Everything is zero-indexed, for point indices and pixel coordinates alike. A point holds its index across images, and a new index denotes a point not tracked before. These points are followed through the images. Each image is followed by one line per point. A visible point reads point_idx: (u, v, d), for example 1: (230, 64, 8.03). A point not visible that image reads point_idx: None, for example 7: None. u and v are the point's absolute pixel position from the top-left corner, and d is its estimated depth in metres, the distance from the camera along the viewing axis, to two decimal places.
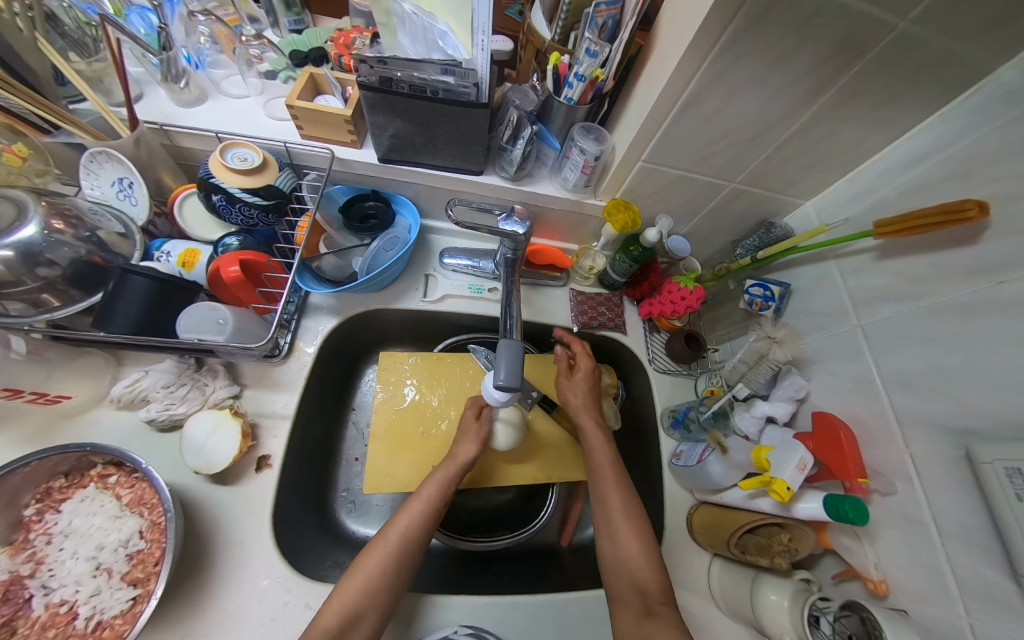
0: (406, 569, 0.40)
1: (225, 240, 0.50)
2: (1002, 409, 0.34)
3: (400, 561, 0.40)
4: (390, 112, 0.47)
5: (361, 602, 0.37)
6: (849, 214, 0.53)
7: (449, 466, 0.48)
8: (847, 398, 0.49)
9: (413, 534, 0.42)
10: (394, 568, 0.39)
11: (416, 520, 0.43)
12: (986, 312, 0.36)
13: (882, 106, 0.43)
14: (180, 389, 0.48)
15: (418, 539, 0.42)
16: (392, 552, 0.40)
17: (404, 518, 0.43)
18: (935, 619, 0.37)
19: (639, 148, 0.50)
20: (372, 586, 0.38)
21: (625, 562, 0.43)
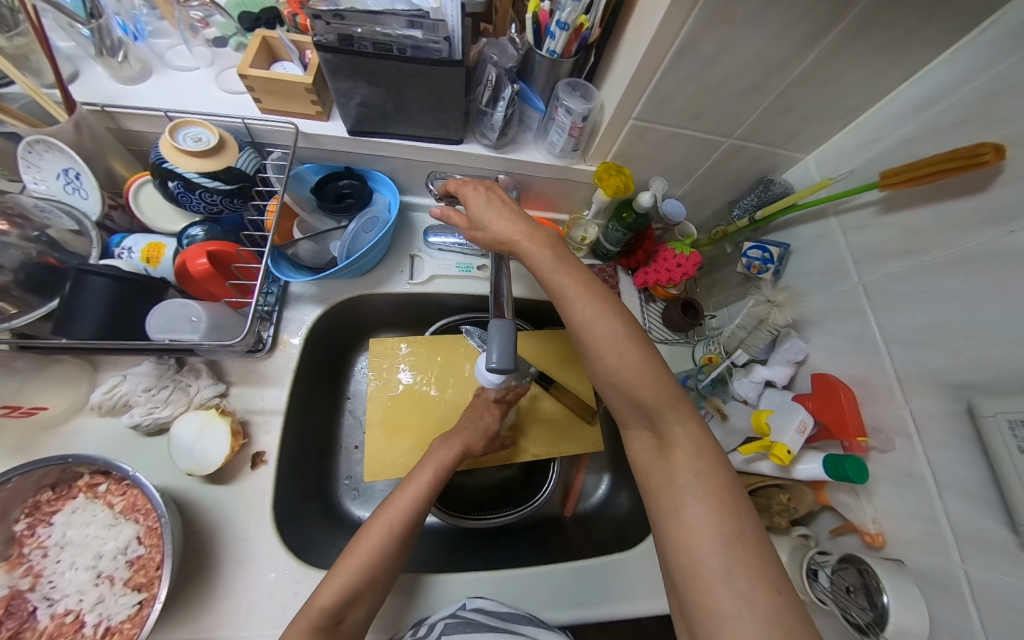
0: (403, 552, 0.40)
1: (188, 231, 0.46)
2: (1005, 363, 0.33)
3: (397, 545, 0.39)
4: (354, 77, 0.42)
5: (359, 583, 0.36)
6: (852, 167, 0.50)
7: (452, 445, 0.47)
8: (846, 358, 0.48)
9: (412, 516, 0.41)
10: (390, 551, 0.38)
11: (416, 501, 0.42)
12: (993, 264, 0.34)
13: (891, 44, 0.39)
14: (161, 391, 0.46)
15: (418, 518, 0.41)
16: (387, 537, 0.39)
17: (404, 497, 0.41)
18: (929, 566, 0.38)
19: (630, 104, 0.46)
20: (370, 568, 0.37)
21: (615, 382, 0.34)
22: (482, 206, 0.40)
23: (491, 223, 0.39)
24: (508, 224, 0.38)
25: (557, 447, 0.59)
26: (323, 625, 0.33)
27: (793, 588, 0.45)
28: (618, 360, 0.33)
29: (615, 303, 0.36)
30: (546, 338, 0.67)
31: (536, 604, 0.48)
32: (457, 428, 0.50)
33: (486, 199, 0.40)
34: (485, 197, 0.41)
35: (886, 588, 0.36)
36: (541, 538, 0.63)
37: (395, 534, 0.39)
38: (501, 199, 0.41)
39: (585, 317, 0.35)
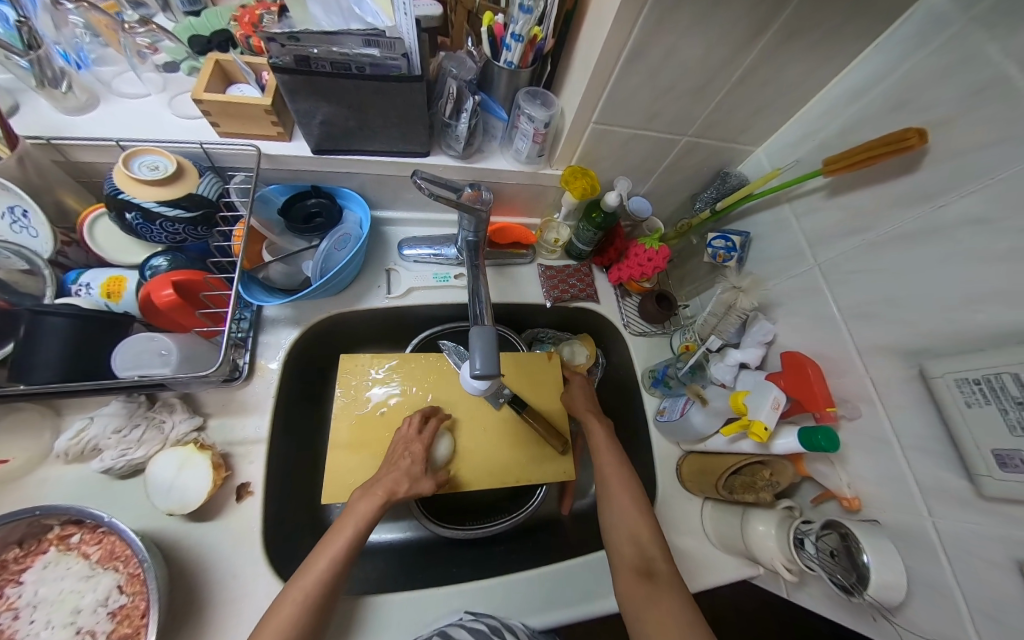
0: (320, 625, 0.36)
1: (151, 261, 0.45)
2: (945, 326, 0.36)
3: (318, 613, 0.36)
4: (314, 96, 0.42)
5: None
6: (799, 155, 0.54)
7: (375, 493, 0.45)
8: (810, 335, 0.51)
9: (329, 585, 0.37)
10: (306, 625, 0.35)
11: (332, 565, 0.38)
12: (927, 236, 0.38)
13: (820, 43, 0.43)
14: (133, 432, 0.44)
15: (339, 580, 0.39)
16: (304, 610, 0.35)
17: (319, 566, 0.38)
18: (902, 522, 0.41)
19: (590, 109, 0.48)
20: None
21: (624, 528, 0.45)
22: (575, 382, 0.63)
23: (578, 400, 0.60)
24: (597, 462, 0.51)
25: (534, 462, 0.60)
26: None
27: (783, 558, 0.47)
28: (630, 514, 0.46)
29: (648, 506, 0.47)
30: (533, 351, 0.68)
31: (544, 605, 0.50)
32: (382, 475, 0.48)
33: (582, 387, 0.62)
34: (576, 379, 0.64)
35: (866, 549, 0.39)
36: (541, 539, 0.63)
37: (312, 608, 0.36)
38: (586, 385, 0.62)
39: (619, 497, 0.47)
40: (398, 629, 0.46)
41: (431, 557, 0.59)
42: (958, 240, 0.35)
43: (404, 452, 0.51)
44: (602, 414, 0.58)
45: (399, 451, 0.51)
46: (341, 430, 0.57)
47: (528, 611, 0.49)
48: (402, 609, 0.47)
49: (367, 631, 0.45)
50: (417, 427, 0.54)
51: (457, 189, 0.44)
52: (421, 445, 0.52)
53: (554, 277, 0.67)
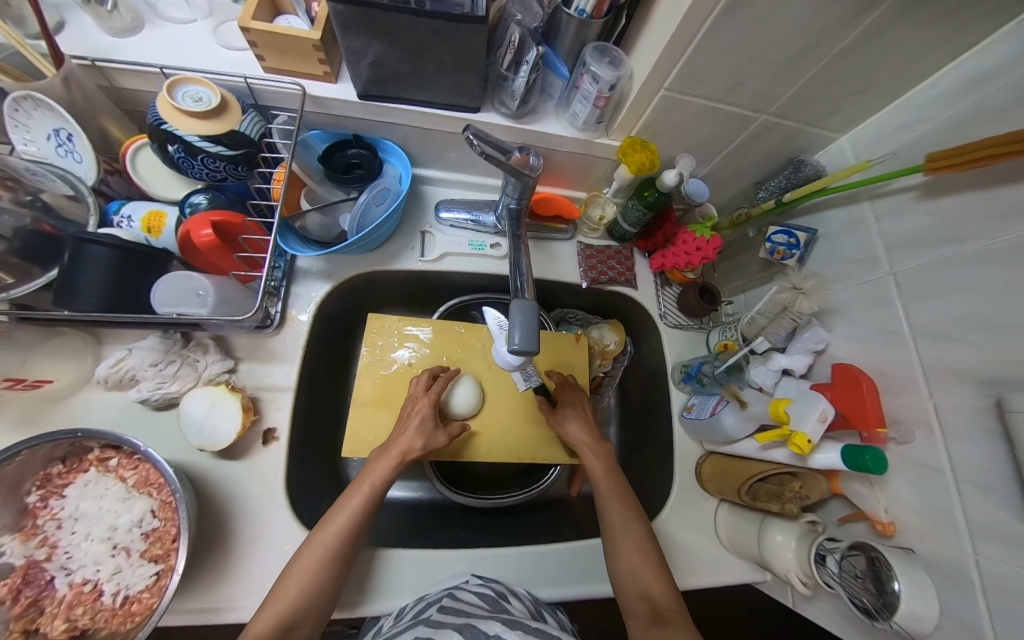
0: (344, 572, 0.40)
1: (191, 198, 0.44)
2: None
3: (341, 559, 0.39)
4: (368, 32, 0.38)
5: (296, 611, 0.36)
6: (893, 148, 0.48)
7: (389, 455, 0.46)
8: (869, 348, 0.48)
9: (347, 539, 0.40)
10: (328, 572, 0.38)
11: (350, 520, 0.41)
12: None
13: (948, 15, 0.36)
14: (169, 367, 0.45)
15: (357, 533, 0.41)
16: (326, 561, 0.38)
17: (338, 520, 0.41)
18: (939, 554, 0.39)
19: (663, 73, 0.43)
20: (303, 595, 0.37)
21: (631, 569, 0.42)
22: (566, 411, 0.55)
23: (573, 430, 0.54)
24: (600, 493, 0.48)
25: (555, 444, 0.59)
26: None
27: (799, 571, 0.46)
28: (639, 569, 0.42)
29: (658, 558, 0.43)
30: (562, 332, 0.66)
31: (549, 579, 0.51)
32: (396, 436, 0.48)
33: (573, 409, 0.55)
34: (569, 404, 0.56)
35: (898, 576, 0.37)
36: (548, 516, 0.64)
37: (332, 558, 0.39)
38: (582, 413, 0.56)
39: (627, 551, 0.43)
40: (408, 584, 0.48)
41: (440, 519, 0.60)
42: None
43: (414, 409, 0.51)
44: (603, 443, 0.53)
45: (411, 412, 0.51)
46: (366, 388, 0.57)
47: (534, 582, 0.50)
48: (411, 566, 0.49)
49: (378, 581, 0.47)
50: (425, 384, 0.53)
51: (507, 152, 0.41)
52: (426, 401, 0.51)
53: (594, 258, 0.64)
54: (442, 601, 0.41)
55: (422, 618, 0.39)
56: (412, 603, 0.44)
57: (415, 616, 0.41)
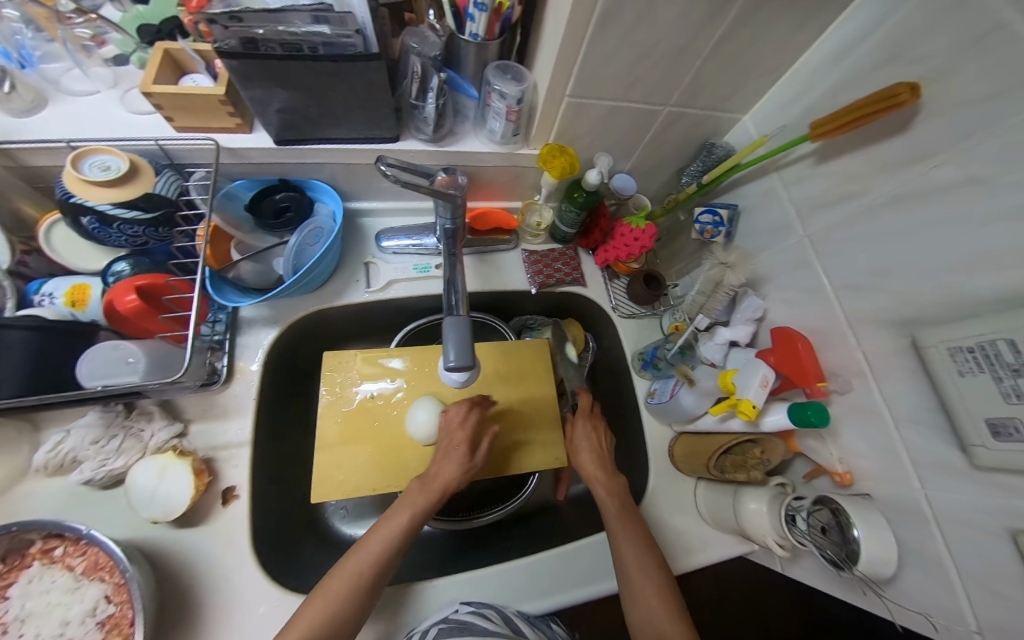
0: (363, 606, 0.38)
1: (113, 267, 0.43)
2: (944, 295, 0.35)
3: (371, 588, 0.38)
4: (268, 81, 0.39)
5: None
6: (783, 121, 0.51)
7: (429, 490, 0.45)
8: (800, 309, 0.50)
9: (375, 570, 0.39)
10: (353, 602, 0.37)
11: (385, 549, 0.40)
12: (927, 198, 0.36)
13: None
14: (111, 442, 0.44)
15: (385, 563, 0.40)
16: (353, 586, 0.37)
17: (374, 543, 0.40)
18: (894, 493, 0.41)
19: (562, 82, 0.46)
20: (326, 627, 0.35)
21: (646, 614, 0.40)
22: (580, 436, 0.56)
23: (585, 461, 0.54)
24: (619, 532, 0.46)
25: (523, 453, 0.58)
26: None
27: (774, 535, 0.47)
28: (655, 615, 0.40)
29: (680, 607, 0.41)
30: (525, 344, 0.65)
31: (539, 590, 0.50)
32: (437, 468, 0.47)
33: (587, 437, 0.55)
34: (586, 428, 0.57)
35: (855, 522, 0.38)
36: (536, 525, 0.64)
37: (358, 588, 0.37)
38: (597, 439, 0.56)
39: (647, 593, 0.41)
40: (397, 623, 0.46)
41: (424, 550, 0.59)
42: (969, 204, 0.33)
43: (450, 442, 0.49)
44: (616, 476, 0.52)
45: (453, 443, 0.48)
46: (330, 427, 0.56)
47: (524, 596, 0.50)
48: (398, 602, 0.47)
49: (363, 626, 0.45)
50: (463, 413, 0.51)
51: (430, 174, 0.44)
52: (463, 436, 0.49)
53: (539, 262, 0.66)
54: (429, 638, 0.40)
55: None
56: None
57: None
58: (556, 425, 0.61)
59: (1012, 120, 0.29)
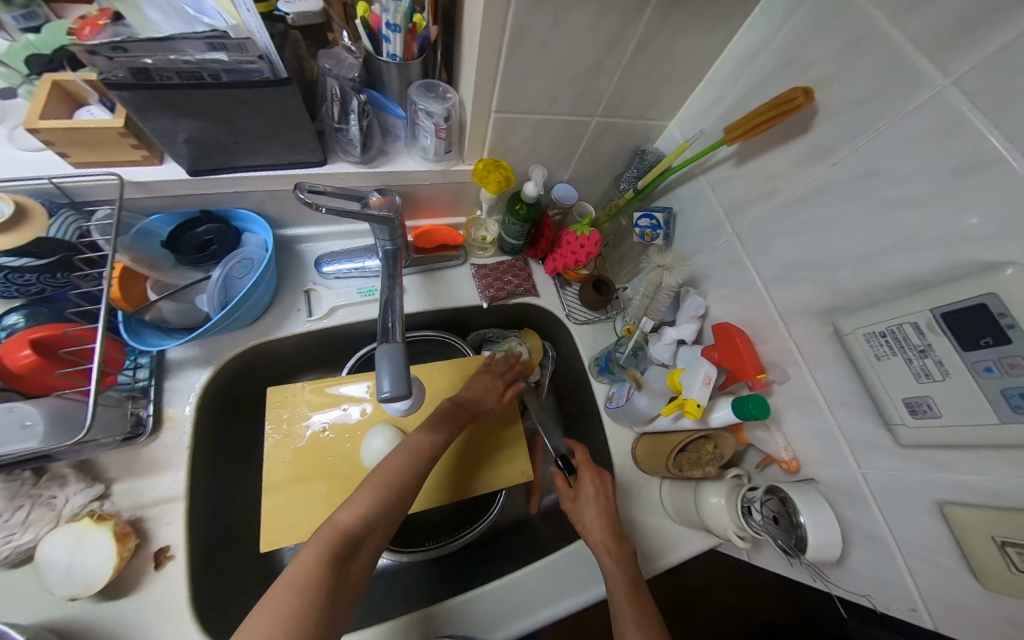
0: (411, 495, 0.42)
1: (4, 319, 0.39)
2: (862, 282, 0.37)
3: (411, 485, 0.42)
4: (170, 111, 0.37)
5: (378, 512, 0.38)
6: (702, 127, 0.53)
7: (463, 408, 0.52)
8: (737, 304, 0.52)
9: (421, 463, 0.44)
10: (405, 485, 0.41)
11: (433, 449, 0.45)
12: (834, 192, 0.38)
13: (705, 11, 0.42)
14: (15, 515, 0.39)
15: (427, 462, 0.45)
16: (401, 477, 0.41)
17: (424, 445, 0.45)
18: (835, 476, 0.42)
19: (486, 99, 0.46)
20: (387, 497, 0.39)
21: None
22: (588, 491, 0.52)
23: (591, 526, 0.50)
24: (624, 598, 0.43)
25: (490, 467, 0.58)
26: (345, 542, 0.34)
27: (735, 528, 0.47)
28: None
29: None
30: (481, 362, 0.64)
31: (509, 613, 0.48)
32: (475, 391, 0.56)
33: (593, 491, 0.52)
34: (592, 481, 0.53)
35: (802, 510, 0.40)
36: (508, 543, 0.62)
37: (410, 472, 0.42)
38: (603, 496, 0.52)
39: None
40: None
41: (391, 587, 0.56)
42: (868, 196, 0.35)
43: (489, 386, 0.57)
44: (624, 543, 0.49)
45: (481, 381, 0.57)
46: (278, 469, 0.53)
47: (495, 623, 0.48)
48: None
49: None
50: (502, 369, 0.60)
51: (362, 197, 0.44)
52: (501, 381, 0.58)
53: (489, 276, 0.65)
54: None
55: None
56: None
57: None
58: (519, 439, 0.61)
59: (910, 104, 0.31)
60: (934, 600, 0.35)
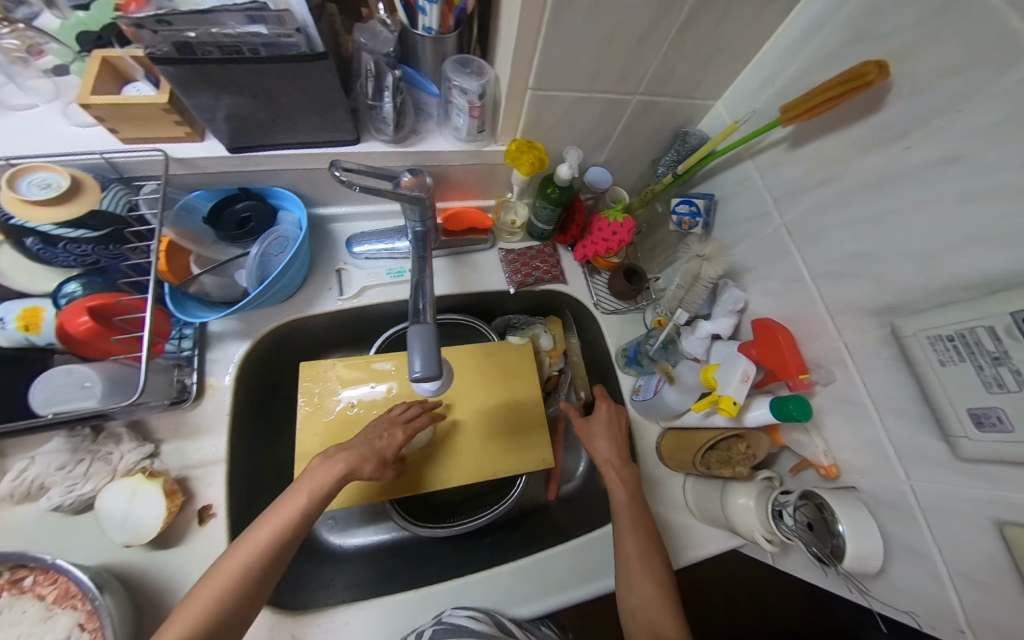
0: (272, 579, 0.37)
1: (63, 288, 0.41)
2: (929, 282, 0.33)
3: (270, 570, 0.36)
4: (211, 86, 0.37)
5: (225, 618, 0.33)
6: (756, 105, 0.49)
7: (343, 459, 0.44)
8: (781, 299, 0.49)
9: (286, 541, 0.38)
10: (264, 575, 0.36)
11: (286, 524, 0.38)
12: (905, 181, 0.34)
13: None
14: (78, 466, 0.43)
15: (300, 532, 0.39)
16: (259, 561, 0.36)
17: (273, 520, 0.38)
18: (879, 485, 0.40)
19: (524, 74, 0.43)
20: (235, 600, 0.34)
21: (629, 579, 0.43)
22: (603, 418, 0.55)
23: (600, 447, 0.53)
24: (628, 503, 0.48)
25: (508, 454, 0.59)
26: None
27: (763, 530, 0.46)
28: (651, 606, 0.40)
29: (671, 595, 0.42)
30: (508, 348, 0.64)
31: (529, 594, 0.50)
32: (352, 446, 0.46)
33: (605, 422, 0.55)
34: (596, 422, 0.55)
35: (840, 518, 0.38)
36: (526, 526, 0.63)
37: (270, 560, 0.36)
38: (610, 433, 0.54)
39: (640, 582, 0.42)
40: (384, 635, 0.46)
41: (421, 556, 0.59)
42: (944, 187, 0.31)
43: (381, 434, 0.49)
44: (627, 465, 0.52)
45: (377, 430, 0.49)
46: (312, 439, 0.55)
47: (512, 602, 0.49)
48: (386, 613, 0.47)
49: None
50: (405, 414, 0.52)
51: (392, 177, 0.42)
52: (404, 434, 0.49)
53: (517, 261, 0.64)
54: None
55: None
56: None
57: None
58: (540, 426, 0.62)
59: (1004, 81, 0.26)
60: (978, 620, 0.33)
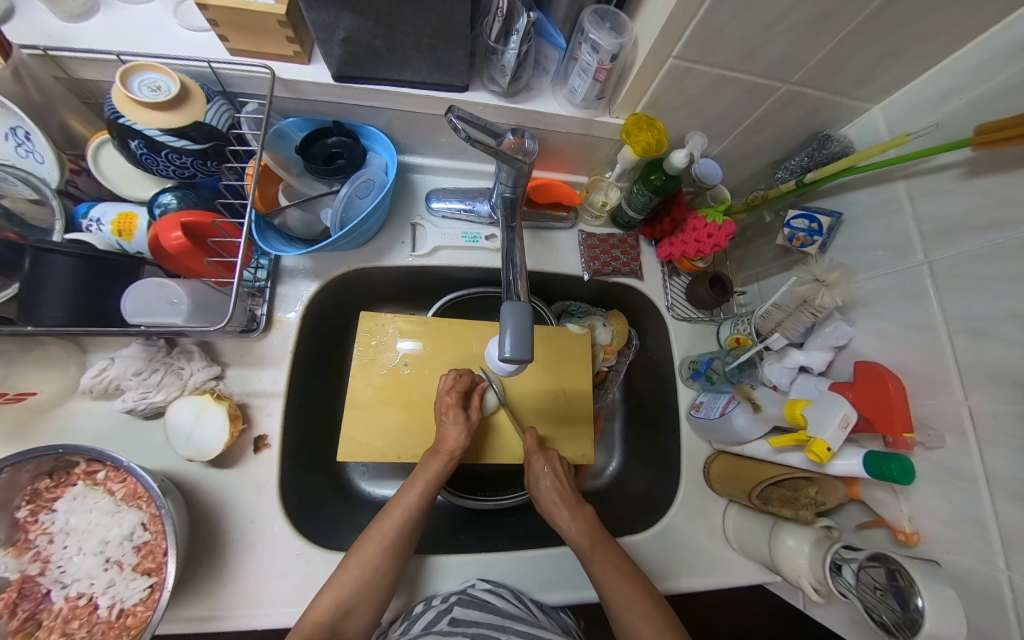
0: (400, 564, 0.41)
1: (160, 198, 0.42)
2: None
3: (394, 555, 0.40)
4: (333, 2, 0.33)
5: (354, 597, 0.37)
6: (935, 118, 0.42)
7: (438, 454, 0.47)
8: (898, 344, 0.43)
9: (402, 535, 0.41)
10: (386, 564, 0.40)
11: (408, 514, 0.42)
12: None
13: None
14: (153, 375, 0.43)
15: (415, 525, 0.43)
16: (384, 549, 0.40)
17: (395, 512, 0.42)
18: (971, 570, 0.36)
19: (671, 40, 0.38)
20: (363, 581, 0.38)
21: None
22: (540, 467, 0.49)
23: (545, 487, 0.48)
24: (611, 564, 0.42)
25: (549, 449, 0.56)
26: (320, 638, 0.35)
27: (811, 578, 0.44)
28: None
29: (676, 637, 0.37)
30: (572, 339, 0.62)
31: (553, 583, 0.50)
32: (439, 435, 0.49)
33: (548, 465, 0.49)
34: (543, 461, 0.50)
35: (921, 591, 0.32)
36: None
37: (391, 548, 0.40)
38: (559, 471, 0.49)
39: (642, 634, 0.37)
40: (407, 593, 0.47)
41: (448, 523, 0.59)
42: None
43: (443, 410, 0.49)
44: (584, 506, 0.47)
45: (448, 414, 0.49)
46: (364, 389, 0.55)
47: (536, 587, 0.49)
48: (410, 572, 0.48)
49: None
50: (450, 382, 0.52)
51: (498, 134, 0.34)
52: (454, 401, 0.49)
53: (596, 247, 0.61)
54: (452, 608, 0.42)
55: (434, 628, 0.40)
56: (419, 606, 0.44)
57: (426, 625, 0.41)
58: (588, 420, 0.60)
59: None
60: None
